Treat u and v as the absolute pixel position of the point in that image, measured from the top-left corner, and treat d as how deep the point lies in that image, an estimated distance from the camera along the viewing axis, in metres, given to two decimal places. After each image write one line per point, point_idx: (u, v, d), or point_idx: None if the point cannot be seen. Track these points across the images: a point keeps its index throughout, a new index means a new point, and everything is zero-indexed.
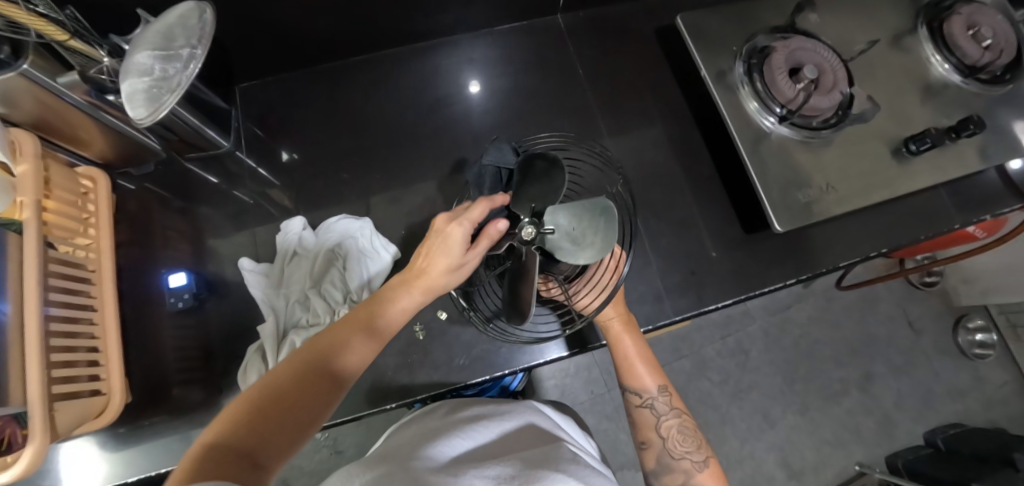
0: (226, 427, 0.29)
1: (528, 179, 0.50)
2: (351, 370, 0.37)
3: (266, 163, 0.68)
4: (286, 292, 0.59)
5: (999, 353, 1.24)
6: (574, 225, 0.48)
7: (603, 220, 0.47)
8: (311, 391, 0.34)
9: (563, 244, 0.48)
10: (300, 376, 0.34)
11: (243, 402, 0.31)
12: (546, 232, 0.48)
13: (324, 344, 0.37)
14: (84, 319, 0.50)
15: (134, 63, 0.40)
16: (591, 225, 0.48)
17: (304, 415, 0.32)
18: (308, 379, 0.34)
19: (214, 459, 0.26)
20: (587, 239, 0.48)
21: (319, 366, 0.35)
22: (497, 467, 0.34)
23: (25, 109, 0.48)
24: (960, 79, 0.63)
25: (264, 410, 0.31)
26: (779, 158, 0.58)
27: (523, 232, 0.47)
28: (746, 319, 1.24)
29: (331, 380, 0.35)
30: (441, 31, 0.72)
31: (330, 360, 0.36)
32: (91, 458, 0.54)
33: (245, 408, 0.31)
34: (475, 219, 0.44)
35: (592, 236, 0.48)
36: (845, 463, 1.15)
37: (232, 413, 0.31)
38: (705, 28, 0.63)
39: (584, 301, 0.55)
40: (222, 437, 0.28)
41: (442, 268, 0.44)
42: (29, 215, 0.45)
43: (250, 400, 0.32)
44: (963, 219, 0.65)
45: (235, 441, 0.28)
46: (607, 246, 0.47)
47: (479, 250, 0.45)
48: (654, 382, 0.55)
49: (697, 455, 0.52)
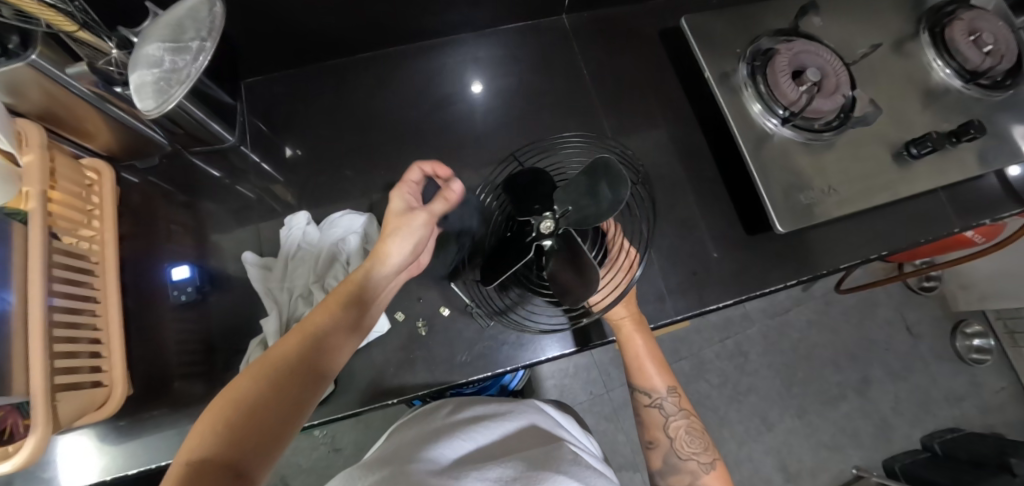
0: (210, 442, 0.31)
1: (516, 192, 0.50)
2: (326, 373, 0.39)
3: (270, 158, 0.68)
4: (290, 287, 0.59)
5: (997, 359, 1.24)
6: (584, 193, 0.48)
7: (609, 179, 0.46)
8: (290, 402, 0.35)
9: (589, 214, 0.48)
10: (277, 385, 0.35)
11: (227, 412, 0.33)
12: (563, 213, 0.49)
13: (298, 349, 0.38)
14: (87, 311, 0.50)
15: (144, 54, 0.41)
16: (601, 187, 0.47)
17: (286, 419, 0.35)
18: (287, 389, 0.36)
19: (202, 476, 0.29)
20: (601, 202, 0.47)
21: (294, 372, 0.37)
22: (499, 469, 0.34)
23: (31, 99, 0.48)
24: (961, 85, 0.63)
25: (244, 420, 0.33)
26: (781, 160, 0.59)
27: (544, 226, 0.48)
28: (745, 322, 1.25)
29: (309, 384, 0.37)
30: (446, 30, 0.72)
31: (305, 365, 0.38)
32: (91, 451, 0.53)
33: (229, 418, 0.33)
34: (413, 179, 0.53)
35: (606, 198, 0.47)
36: (843, 467, 1.15)
37: (217, 424, 0.32)
38: (709, 31, 0.64)
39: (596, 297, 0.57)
40: (206, 450, 0.31)
41: (404, 239, 0.47)
42: (36, 206, 0.46)
43: (228, 410, 0.33)
44: (963, 223, 0.66)
45: (220, 456, 0.31)
46: (617, 203, 0.46)
47: (434, 208, 0.50)
48: (662, 381, 0.55)
49: (704, 457, 0.52)
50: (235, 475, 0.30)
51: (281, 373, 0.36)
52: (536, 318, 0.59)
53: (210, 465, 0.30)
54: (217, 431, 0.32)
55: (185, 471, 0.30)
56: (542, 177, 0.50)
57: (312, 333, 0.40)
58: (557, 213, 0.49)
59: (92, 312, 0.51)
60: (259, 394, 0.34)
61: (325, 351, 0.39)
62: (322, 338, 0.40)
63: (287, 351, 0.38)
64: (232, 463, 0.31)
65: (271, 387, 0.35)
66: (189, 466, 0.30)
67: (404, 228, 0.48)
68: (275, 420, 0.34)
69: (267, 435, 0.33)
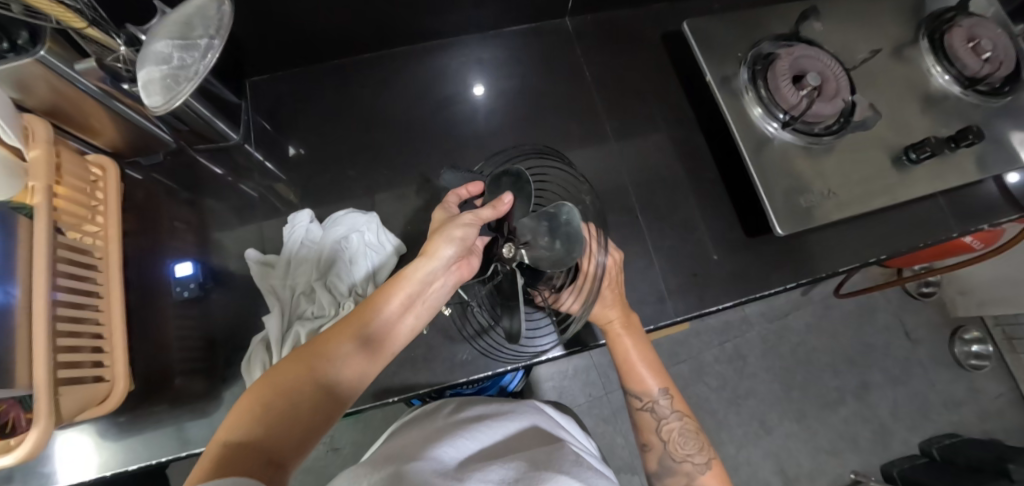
0: (247, 427, 0.32)
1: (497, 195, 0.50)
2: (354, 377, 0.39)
3: (273, 157, 0.69)
4: (291, 284, 0.60)
5: (996, 365, 1.24)
6: (543, 231, 0.46)
7: (570, 229, 0.44)
8: (320, 400, 0.36)
9: (542, 256, 0.46)
10: (311, 380, 0.37)
11: (264, 399, 0.35)
12: (525, 246, 0.47)
13: (329, 347, 0.39)
14: (91, 306, 0.51)
15: (153, 51, 0.41)
16: (560, 231, 0.45)
17: (318, 415, 0.36)
18: (318, 387, 0.37)
19: (234, 455, 0.30)
20: (555, 248, 0.45)
21: (327, 370, 0.38)
22: (500, 470, 0.34)
23: (38, 95, 0.48)
24: (960, 91, 0.64)
25: (280, 411, 0.34)
26: (782, 163, 0.59)
27: (504, 252, 0.47)
28: (745, 325, 1.25)
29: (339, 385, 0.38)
30: (450, 31, 0.73)
31: (337, 364, 0.39)
32: (90, 446, 0.53)
33: (265, 404, 0.34)
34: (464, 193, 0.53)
35: (561, 245, 0.45)
36: (841, 472, 1.15)
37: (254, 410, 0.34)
38: (712, 35, 0.64)
39: (569, 304, 0.53)
40: (239, 436, 0.32)
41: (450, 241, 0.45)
42: (41, 201, 0.46)
43: (266, 398, 0.35)
44: (962, 228, 0.66)
45: (253, 439, 0.32)
46: (571, 250, 0.44)
47: (483, 214, 0.46)
48: (655, 383, 0.54)
49: (699, 457, 0.52)
50: (267, 461, 0.31)
51: (317, 371, 0.37)
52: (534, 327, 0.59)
53: (242, 450, 0.30)
54: (254, 417, 0.33)
55: (220, 449, 0.31)
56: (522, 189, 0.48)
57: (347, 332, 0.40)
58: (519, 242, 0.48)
59: (95, 307, 0.51)
60: (295, 387, 0.36)
61: (357, 352, 0.40)
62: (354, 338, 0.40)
63: (322, 348, 0.39)
64: (265, 450, 0.32)
65: (307, 381, 0.37)
66: (223, 448, 0.31)
67: (447, 228, 0.45)
68: (308, 414, 0.35)
69: (301, 428, 0.34)
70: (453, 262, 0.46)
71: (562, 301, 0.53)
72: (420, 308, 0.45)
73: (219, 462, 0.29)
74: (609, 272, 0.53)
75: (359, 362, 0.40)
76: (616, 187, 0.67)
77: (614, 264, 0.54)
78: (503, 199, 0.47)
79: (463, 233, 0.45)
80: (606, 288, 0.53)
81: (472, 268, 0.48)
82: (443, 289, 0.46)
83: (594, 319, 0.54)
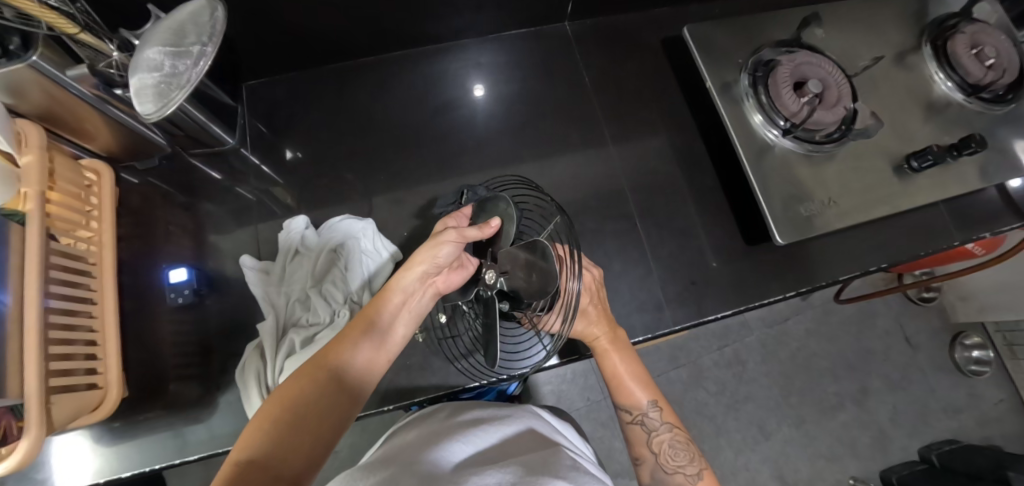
0: (257, 443, 0.34)
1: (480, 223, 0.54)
2: (359, 385, 0.41)
3: (270, 161, 0.68)
4: (286, 291, 0.60)
5: (997, 372, 1.24)
6: (521, 270, 0.48)
7: (542, 265, 0.46)
8: (326, 410, 0.38)
9: (523, 289, 0.48)
10: (317, 387, 0.38)
11: (270, 415, 0.36)
12: (504, 273, 0.48)
13: (332, 354, 0.41)
14: (83, 312, 0.50)
15: (144, 58, 0.41)
16: (538, 267, 0.47)
17: (327, 421, 0.37)
18: (322, 398, 0.38)
19: (242, 474, 0.31)
20: (531, 280, 0.47)
21: (331, 376, 0.39)
22: (497, 473, 0.33)
23: (32, 100, 0.48)
24: (962, 98, 0.63)
25: (288, 422, 0.36)
26: (781, 172, 0.59)
27: (487, 277, 0.48)
28: (744, 330, 1.25)
29: (341, 394, 0.39)
30: (450, 35, 0.72)
31: (340, 369, 0.40)
32: (85, 453, 0.53)
33: (271, 422, 0.35)
34: (467, 213, 0.54)
35: (537, 279, 0.47)
36: (840, 477, 1.15)
37: (263, 425, 0.35)
38: (713, 40, 0.64)
39: (553, 324, 0.53)
40: (248, 454, 0.33)
41: (424, 258, 0.46)
42: (34, 208, 0.46)
43: (276, 411, 0.36)
44: (963, 236, 0.65)
45: (259, 456, 0.33)
46: (546, 285, 0.46)
47: (469, 234, 0.47)
48: (644, 396, 0.54)
49: (690, 468, 0.50)
50: (275, 478, 0.32)
51: (321, 380, 0.39)
52: (524, 349, 0.59)
53: (250, 468, 0.32)
54: (265, 432, 0.35)
55: (231, 468, 0.32)
56: (508, 214, 0.50)
57: (345, 346, 0.41)
58: (501, 269, 0.49)
59: (89, 314, 0.51)
60: (303, 396, 0.37)
61: (358, 359, 0.41)
62: (352, 346, 0.42)
63: (324, 357, 0.41)
64: (272, 466, 0.33)
65: (312, 389, 0.38)
66: (235, 466, 0.32)
67: (426, 246, 0.46)
68: (316, 422, 0.37)
69: (310, 437, 0.36)
70: (428, 275, 0.48)
71: (547, 321, 0.53)
72: (407, 315, 0.47)
73: (231, 480, 0.30)
74: (588, 287, 0.53)
75: (360, 365, 0.41)
76: (615, 194, 0.67)
77: (593, 279, 0.54)
78: (490, 223, 0.49)
79: (441, 255, 0.47)
80: (589, 304, 0.53)
81: (448, 282, 0.50)
82: (423, 301, 0.48)
83: (582, 338, 0.53)
